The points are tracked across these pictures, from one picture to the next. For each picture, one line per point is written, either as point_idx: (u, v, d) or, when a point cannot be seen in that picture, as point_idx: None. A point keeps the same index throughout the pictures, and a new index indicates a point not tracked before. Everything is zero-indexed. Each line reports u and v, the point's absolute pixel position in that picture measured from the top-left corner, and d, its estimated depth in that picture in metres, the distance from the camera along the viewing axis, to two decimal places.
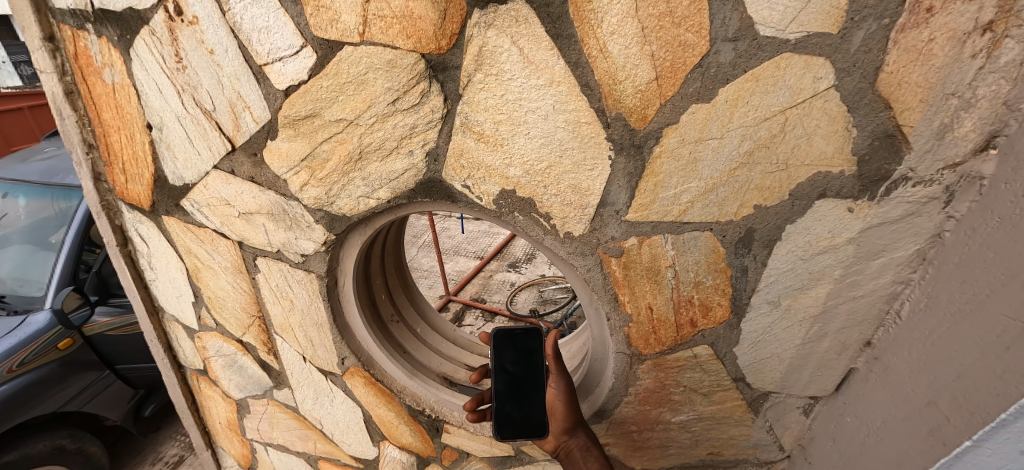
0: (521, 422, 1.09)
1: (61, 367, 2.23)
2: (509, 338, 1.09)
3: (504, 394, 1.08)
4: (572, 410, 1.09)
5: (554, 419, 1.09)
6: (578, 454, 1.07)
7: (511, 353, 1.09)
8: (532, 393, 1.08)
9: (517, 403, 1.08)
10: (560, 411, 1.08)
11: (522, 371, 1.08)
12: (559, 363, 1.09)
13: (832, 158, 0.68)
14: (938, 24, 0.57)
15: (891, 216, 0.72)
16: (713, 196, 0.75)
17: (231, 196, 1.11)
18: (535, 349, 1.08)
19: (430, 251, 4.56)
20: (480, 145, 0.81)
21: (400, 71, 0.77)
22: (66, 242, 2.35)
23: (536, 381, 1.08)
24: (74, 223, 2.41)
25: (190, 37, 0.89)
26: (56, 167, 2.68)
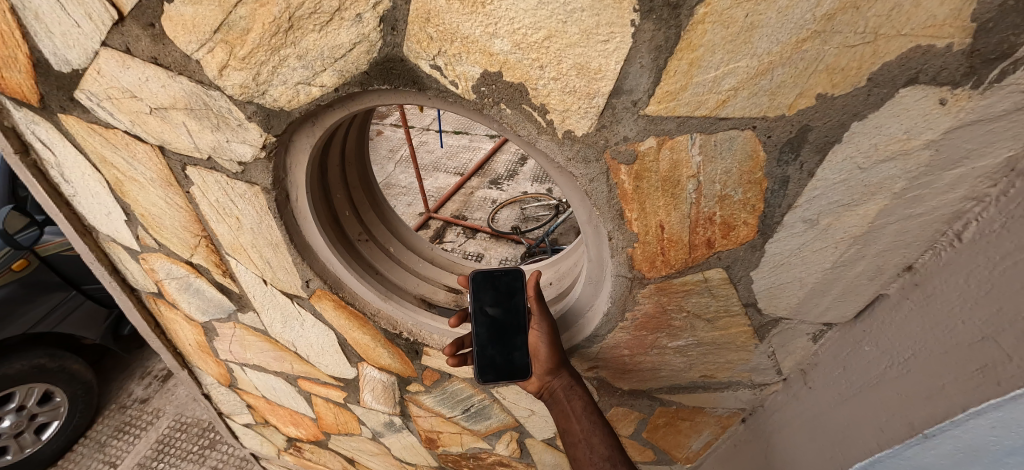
0: (504, 365, 0.97)
1: (22, 290, 2.04)
2: (488, 280, 0.96)
3: (486, 338, 0.97)
4: (557, 351, 0.99)
5: (538, 361, 0.99)
6: (563, 394, 0.99)
7: (492, 295, 0.96)
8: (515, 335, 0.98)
9: (499, 348, 0.97)
10: (546, 354, 0.98)
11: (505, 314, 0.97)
12: (542, 303, 0.98)
13: (941, 25, 0.49)
14: None
15: (993, 112, 0.55)
16: (766, 81, 0.57)
17: (134, 86, 0.88)
18: (518, 290, 0.97)
19: (407, 166, 4.29)
20: (452, 5, 0.59)
21: None
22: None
23: (518, 323, 0.97)
24: None
25: None
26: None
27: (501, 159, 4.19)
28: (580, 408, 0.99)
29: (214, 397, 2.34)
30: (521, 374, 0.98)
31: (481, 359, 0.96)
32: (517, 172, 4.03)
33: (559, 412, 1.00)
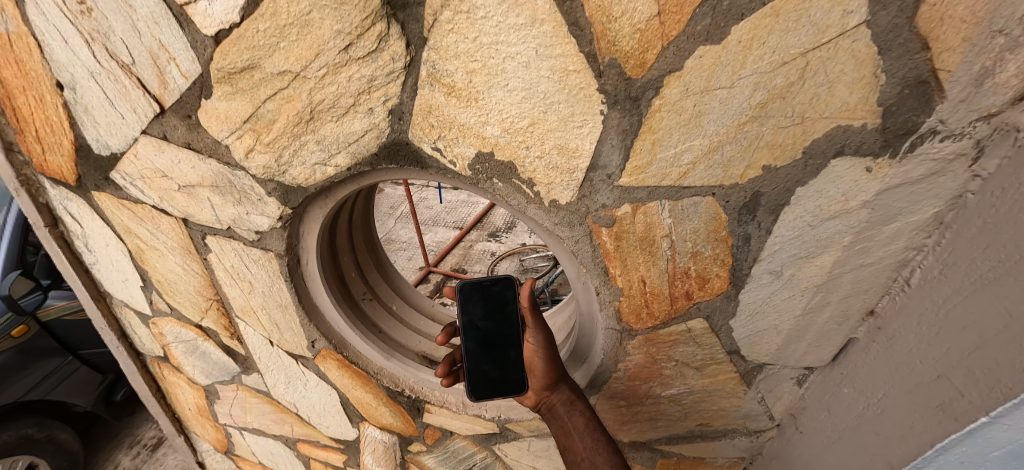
0: (499, 378, 1.02)
1: (18, 356, 2.05)
2: (477, 290, 1.00)
3: (478, 351, 1.01)
4: (553, 365, 1.00)
5: (535, 376, 1.01)
6: (562, 410, 1.01)
7: (481, 308, 1.00)
8: (508, 347, 1.01)
9: (492, 360, 1.01)
10: (541, 368, 1.00)
11: (496, 324, 1.01)
12: (535, 314, 0.99)
13: (854, 109, 0.59)
14: None
15: (912, 176, 0.65)
16: (718, 156, 0.66)
17: (166, 167, 0.98)
18: (509, 299, 1.00)
19: (407, 221, 4.41)
20: (450, 100, 0.69)
21: (350, 10, 0.63)
22: (8, 220, 2.13)
23: (510, 336, 1.00)
24: (13, 202, 2.18)
25: None
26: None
27: (498, 214, 4.31)
28: (581, 425, 0.99)
29: (210, 464, 2.31)
30: (515, 387, 1.02)
31: (472, 373, 1.01)
32: (515, 225, 4.14)
33: (559, 428, 1.01)
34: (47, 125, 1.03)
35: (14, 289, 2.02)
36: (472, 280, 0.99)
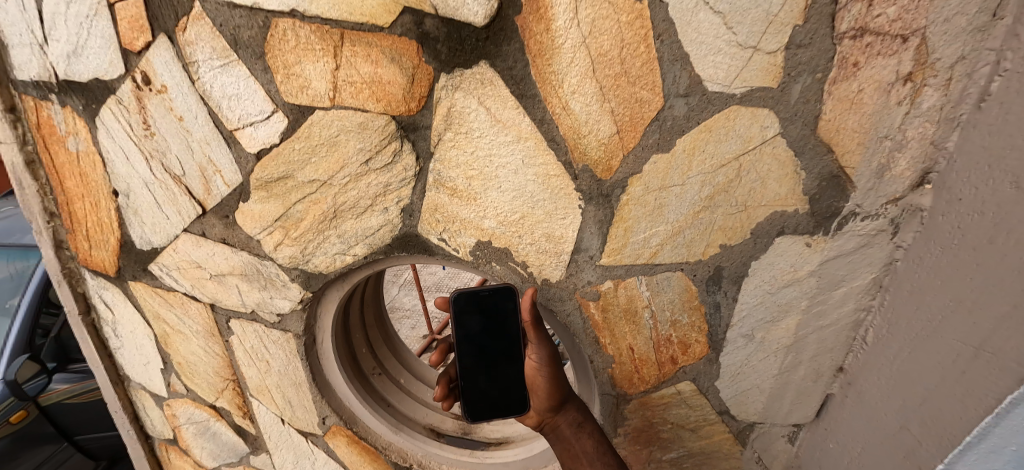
0: (497, 396, 0.94)
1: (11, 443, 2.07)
2: (474, 301, 0.90)
3: (474, 364, 0.93)
4: (556, 381, 0.91)
5: (538, 394, 0.92)
6: (568, 432, 0.89)
7: (478, 320, 0.91)
8: (506, 358, 0.93)
9: (489, 372, 0.93)
10: (544, 385, 0.91)
11: (494, 336, 0.92)
12: (539, 331, 0.88)
13: (786, 198, 0.72)
14: (865, 76, 0.60)
15: (846, 249, 0.76)
16: (681, 238, 0.78)
17: (201, 259, 1.10)
18: (508, 312, 0.89)
19: (412, 289, 4.49)
20: (454, 199, 0.82)
21: (371, 133, 0.78)
22: (22, 305, 2.22)
23: (510, 351, 0.93)
24: (29, 287, 2.29)
25: (159, 105, 0.89)
26: (16, 227, 2.55)
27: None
28: (592, 449, 0.86)
29: None
30: (515, 405, 0.94)
31: (467, 389, 0.94)
32: None
33: (564, 452, 0.89)
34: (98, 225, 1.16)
35: (19, 373, 2.11)
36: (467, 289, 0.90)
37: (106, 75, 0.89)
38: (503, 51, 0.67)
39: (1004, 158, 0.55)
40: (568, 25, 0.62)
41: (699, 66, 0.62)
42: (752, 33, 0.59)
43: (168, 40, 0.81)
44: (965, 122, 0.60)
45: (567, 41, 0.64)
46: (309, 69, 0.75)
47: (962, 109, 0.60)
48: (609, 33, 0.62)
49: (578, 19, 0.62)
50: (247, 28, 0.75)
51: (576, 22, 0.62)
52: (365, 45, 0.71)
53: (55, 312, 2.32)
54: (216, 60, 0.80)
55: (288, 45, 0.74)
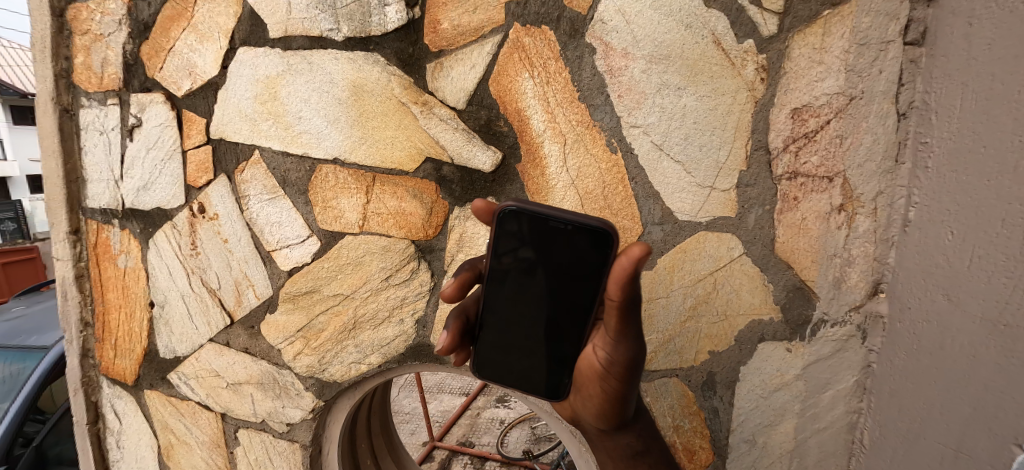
0: (520, 373, 0.63)
1: None
2: (528, 228, 0.55)
3: (500, 323, 0.61)
4: (623, 391, 0.56)
5: (582, 399, 0.60)
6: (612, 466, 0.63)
7: (525, 257, 0.56)
8: (555, 334, 0.59)
9: (523, 342, 0.61)
10: (598, 396, 0.58)
11: (546, 290, 0.57)
12: (624, 316, 0.50)
13: (760, 307, 0.78)
14: (806, 207, 0.71)
15: (823, 354, 0.77)
16: (673, 345, 0.84)
17: (222, 368, 1.16)
18: (584, 260, 0.54)
19: (412, 391, 4.35)
20: None
21: (394, 254, 0.90)
22: (10, 411, 2.32)
23: (560, 325, 0.59)
24: (20, 392, 2.37)
25: (208, 230, 1.03)
26: (19, 330, 2.71)
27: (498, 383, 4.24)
28: None
29: None
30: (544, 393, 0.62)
31: (482, 349, 0.63)
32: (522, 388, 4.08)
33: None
34: (128, 335, 1.24)
35: None
36: (525, 203, 0.54)
37: (168, 204, 1.06)
38: (507, 189, 0.80)
39: (935, 274, 0.63)
40: (558, 170, 0.77)
41: (669, 200, 0.75)
42: (708, 175, 0.72)
43: (227, 178, 0.98)
44: (898, 243, 0.68)
45: (559, 181, 0.77)
46: (344, 202, 0.90)
47: (892, 231, 0.69)
48: (593, 176, 0.76)
49: (566, 165, 0.76)
50: (296, 170, 0.92)
51: (565, 167, 0.76)
52: (392, 184, 0.86)
53: (42, 419, 2.41)
54: (265, 194, 0.96)
55: (328, 184, 0.90)
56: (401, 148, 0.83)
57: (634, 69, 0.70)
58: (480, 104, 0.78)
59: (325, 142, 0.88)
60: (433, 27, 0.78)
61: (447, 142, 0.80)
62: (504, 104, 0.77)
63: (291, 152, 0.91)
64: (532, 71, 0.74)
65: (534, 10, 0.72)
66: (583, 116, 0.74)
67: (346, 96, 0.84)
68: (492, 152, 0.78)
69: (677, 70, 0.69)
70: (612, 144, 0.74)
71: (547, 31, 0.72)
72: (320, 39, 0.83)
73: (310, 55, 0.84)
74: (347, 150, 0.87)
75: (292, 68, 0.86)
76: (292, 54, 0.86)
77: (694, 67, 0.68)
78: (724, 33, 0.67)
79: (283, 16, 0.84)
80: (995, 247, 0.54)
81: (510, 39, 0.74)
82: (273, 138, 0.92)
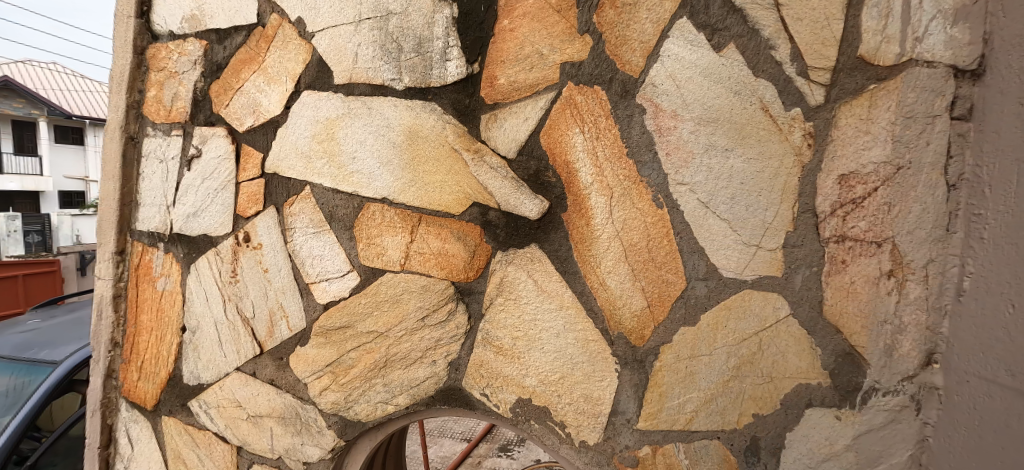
0: None
1: None
2: None
3: None
4: None
5: None
6: None
7: None
8: None
9: None
10: None
11: None
12: None
13: (807, 370, 0.73)
14: (854, 270, 0.69)
15: (874, 423, 0.72)
16: (714, 406, 0.78)
17: (245, 397, 1.13)
18: None
19: (414, 435, 4.21)
20: (499, 356, 0.89)
21: (432, 294, 0.91)
22: (11, 425, 2.28)
23: None
24: (25, 408, 2.34)
25: (250, 258, 1.06)
26: (33, 342, 2.72)
27: (503, 430, 4.09)
28: None
29: None
30: None
31: None
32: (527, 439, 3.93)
33: None
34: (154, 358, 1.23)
35: None
36: None
37: (215, 231, 1.09)
38: (551, 236, 0.82)
39: (995, 348, 0.62)
40: (604, 221, 0.78)
41: (713, 257, 0.75)
42: (755, 235, 0.72)
43: (275, 210, 1.02)
44: (952, 312, 0.67)
45: (604, 232, 0.79)
46: (388, 239, 0.92)
47: (945, 300, 0.67)
48: (638, 229, 0.77)
49: (612, 217, 0.78)
50: (344, 206, 0.95)
51: (610, 219, 0.78)
52: (437, 225, 0.88)
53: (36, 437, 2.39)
54: (311, 227, 0.99)
55: (374, 222, 0.93)
56: (449, 192, 0.86)
57: (682, 130, 0.73)
58: (530, 155, 0.81)
59: (375, 182, 0.91)
60: (490, 81, 0.82)
61: (496, 189, 0.83)
62: (553, 155, 0.80)
63: (342, 189, 0.95)
64: (583, 126, 0.77)
65: (589, 71, 0.76)
66: (630, 172, 0.76)
67: (400, 140, 0.88)
68: (540, 201, 0.81)
69: (725, 133, 0.71)
70: (658, 200, 0.75)
71: (600, 91, 0.76)
72: (382, 87, 0.88)
73: (370, 101, 0.90)
74: (396, 190, 0.90)
75: (352, 112, 0.92)
76: (354, 99, 0.91)
77: (742, 131, 0.71)
78: (772, 101, 0.69)
79: (350, 65, 0.91)
80: None
81: (564, 96, 0.78)
82: (325, 175, 0.96)
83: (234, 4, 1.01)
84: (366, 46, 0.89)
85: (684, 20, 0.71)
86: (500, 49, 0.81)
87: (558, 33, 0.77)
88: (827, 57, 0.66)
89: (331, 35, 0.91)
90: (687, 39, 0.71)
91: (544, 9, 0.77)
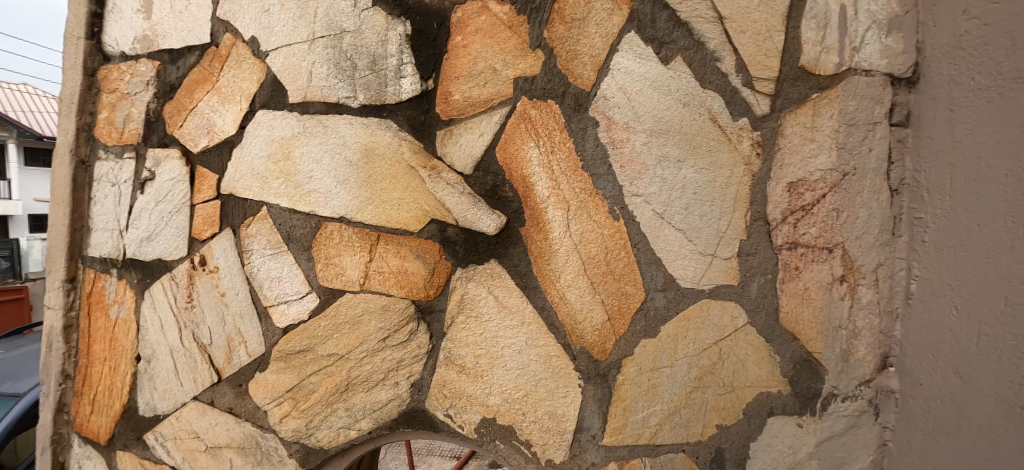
0: None
1: None
2: None
3: None
4: None
5: None
6: None
7: None
8: None
9: None
10: None
11: None
12: None
13: (767, 379, 0.73)
14: (807, 276, 0.70)
15: (836, 430, 0.72)
16: (678, 418, 0.77)
17: (202, 428, 1.08)
18: None
19: (400, 456, 4.11)
20: (462, 376, 0.87)
21: (392, 314, 0.89)
22: None
23: None
24: None
25: (207, 282, 1.03)
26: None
27: None
28: None
29: None
30: None
31: None
32: None
33: None
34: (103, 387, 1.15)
35: None
36: None
37: (170, 256, 1.06)
38: (510, 252, 0.81)
39: (943, 351, 0.63)
40: (562, 235, 0.78)
41: (670, 267, 0.75)
42: (709, 244, 0.73)
43: (231, 232, 0.99)
44: (903, 315, 0.68)
45: (562, 246, 0.78)
46: (346, 259, 0.90)
47: (896, 303, 0.68)
48: (595, 241, 0.77)
49: (569, 230, 0.77)
50: (301, 226, 0.93)
51: (568, 233, 0.77)
52: (396, 243, 0.87)
53: None
54: (268, 248, 0.96)
55: (332, 241, 0.91)
56: (407, 209, 0.85)
57: (635, 142, 0.73)
58: (486, 170, 0.80)
59: (332, 201, 0.90)
60: (445, 97, 0.81)
61: (453, 205, 0.82)
62: (509, 170, 0.79)
63: (298, 209, 0.93)
64: (538, 140, 0.77)
65: (542, 85, 0.76)
66: (586, 185, 0.76)
67: (356, 158, 0.87)
68: (497, 216, 0.80)
69: (676, 144, 0.72)
70: (615, 211, 0.75)
71: (553, 104, 0.76)
72: (337, 105, 0.87)
73: (326, 119, 0.88)
74: (353, 209, 0.88)
75: (307, 131, 0.90)
76: (309, 118, 0.90)
77: (693, 141, 0.71)
78: (720, 111, 0.70)
79: (304, 83, 0.89)
80: (1001, 326, 0.54)
81: (517, 110, 0.78)
82: (282, 195, 0.94)
83: (187, 24, 0.99)
84: (320, 64, 0.88)
85: (632, 33, 0.72)
86: (453, 65, 0.80)
87: (510, 48, 0.77)
88: (770, 68, 0.67)
89: (286, 54, 0.90)
90: (636, 53, 0.72)
91: (496, 25, 0.77)
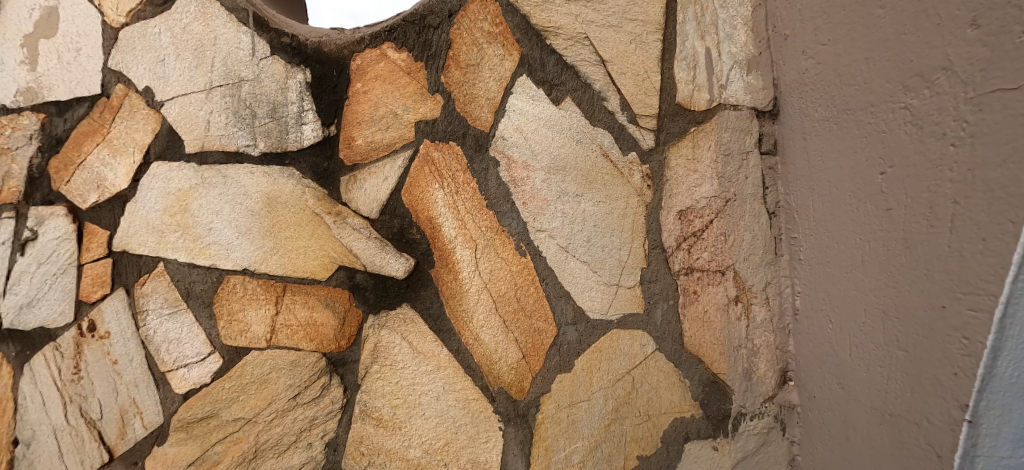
0: None
1: None
2: None
3: None
4: None
5: None
6: None
7: None
8: None
9: None
10: None
11: None
12: None
13: (680, 405, 0.79)
14: (706, 299, 0.78)
15: (749, 448, 0.80)
16: (599, 453, 0.78)
17: None
18: None
19: None
20: (379, 429, 0.78)
21: (303, 369, 0.77)
22: None
23: None
24: None
25: (94, 352, 0.70)
26: None
27: None
28: None
29: None
30: None
31: None
32: None
33: None
34: None
35: None
36: None
37: (54, 323, 0.69)
38: (421, 294, 0.77)
39: (826, 362, 0.73)
40: (471, 274, 0.76)
41: (579, 299, 0.78)
42: (612, 274, 0.78)
43: (124, 293, 0.71)
44: (793, 330, 0.79)
45: (471, 285, 0.76)
46: (251, 314, 0.75)
47: (786, 320, 0.79)
48: (505, 279, 0.77)
49: (478, 269, 0.76)
50: (201, 282, 0.74)
51: (477, 271, 0.76)
52: (304, 293, 0.76)
53: None
54: (166, 308, 0.73)
55: (234, 296, 0.75)
56: (314, 257, 0.76)
57: (535, 179, 0.76)
58: (393, 213, 0.76)
59: (234, 253, 0.74)
60: (348, 142, 0.76)
61: (361, 250, 0.76)
62: (416, 212, 0.76)
63: (198, 263, 0.74)
64: (443, 182, 0.75)
65: (442, 128, 0.75)
66: (492, 223, 0.76)
67: (258, 208, 0.74)
68: (405, 258, 0.75)
69: (573, 179, 0.76)
70: (521, 247, 0.77)
71: (454, 146, 0.75)
72: (237, 155, 0.73)
73: (226, 169, 0.73)
74: (256, 260, 0.75)
75: (206, 182, 0.73)
76: (208, 168, 0.73)
77: (588, 176, 0.77)
78: (610, 146, 0.77)
79: (204, 132, 0.72)
80: (864, 336, 0.66)
81: (420, 153, 0.76)
82: (181, 249, 0.73)
83: (76, 75, 0.68)
84: (218, 114, 0.72)
85: (524, 77, 0.75)
86: (354, 111, 0.75)
87: (410, 93, 0.75)
88: (650, 105, 0.76)
89: (182, 102, 0.72)
90: (529, 95, 0.75)
91: (394, 72, 0.75)
